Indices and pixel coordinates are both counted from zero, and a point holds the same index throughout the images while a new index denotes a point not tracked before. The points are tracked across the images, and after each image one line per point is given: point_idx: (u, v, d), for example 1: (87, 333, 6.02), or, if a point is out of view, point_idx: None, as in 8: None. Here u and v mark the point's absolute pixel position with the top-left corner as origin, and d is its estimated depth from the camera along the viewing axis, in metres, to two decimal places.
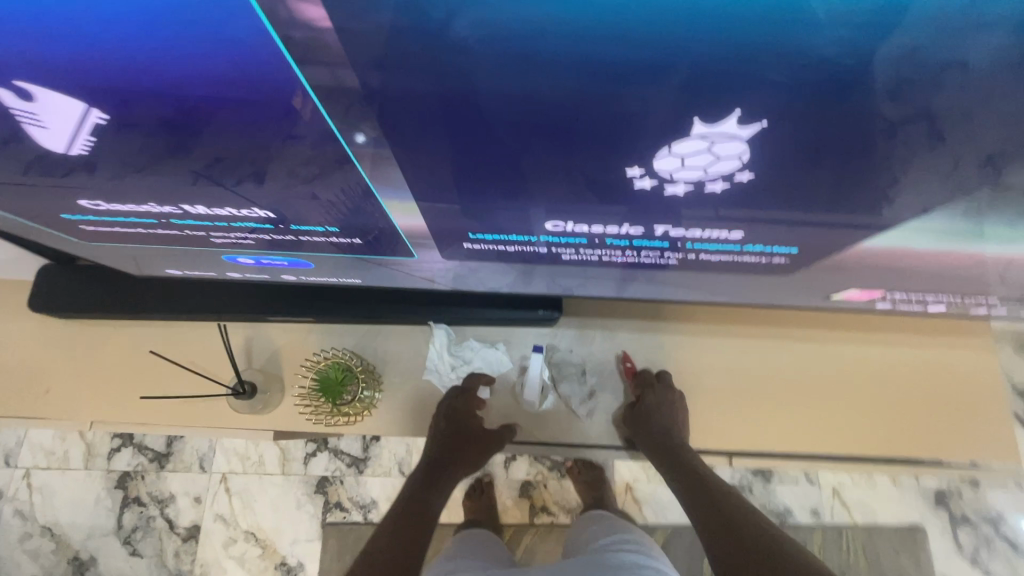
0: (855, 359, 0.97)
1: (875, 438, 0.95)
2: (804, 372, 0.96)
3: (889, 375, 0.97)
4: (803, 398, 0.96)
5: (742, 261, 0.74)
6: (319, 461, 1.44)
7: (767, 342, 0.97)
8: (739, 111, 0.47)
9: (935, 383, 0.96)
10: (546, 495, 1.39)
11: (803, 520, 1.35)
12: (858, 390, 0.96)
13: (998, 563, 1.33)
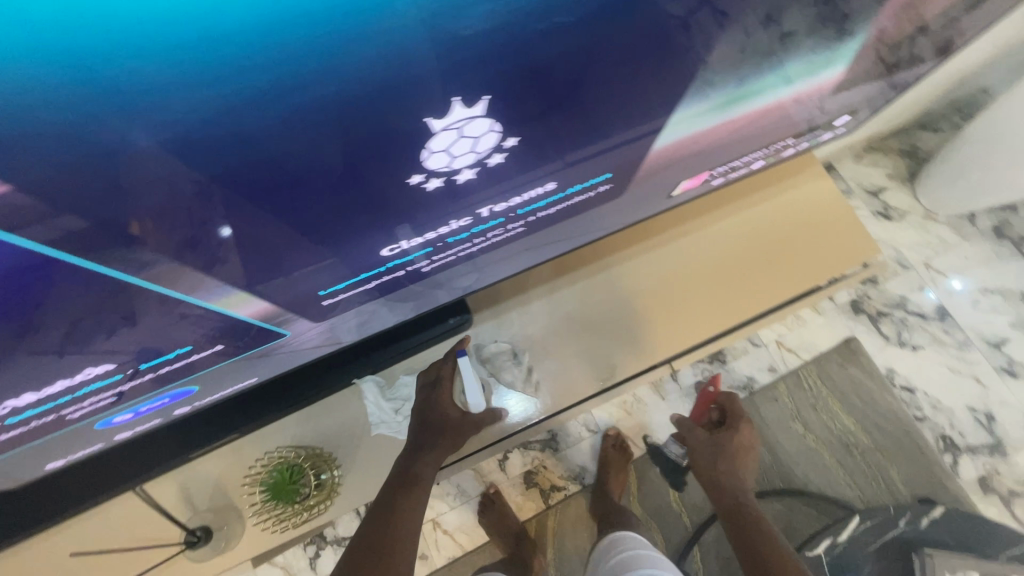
0: (721, 232, 1.05)
1: (764, 292, 1.05)
2: (688, 264, 1.03)
3: (753, 232, 1.06)
4: (696, 286, 1.03)
5: (576, 202, 0.78)
6: (326, 558, 1.37)
7: (650, 253, 1.03)
8: (456, 100, 0.49)
9: (789, 222, 1.07)
10: (548, 474, 1.42)
11: (765, 379, 1.49)
12: (735, 258, 1.05)
13: (919, 336, 1.53)
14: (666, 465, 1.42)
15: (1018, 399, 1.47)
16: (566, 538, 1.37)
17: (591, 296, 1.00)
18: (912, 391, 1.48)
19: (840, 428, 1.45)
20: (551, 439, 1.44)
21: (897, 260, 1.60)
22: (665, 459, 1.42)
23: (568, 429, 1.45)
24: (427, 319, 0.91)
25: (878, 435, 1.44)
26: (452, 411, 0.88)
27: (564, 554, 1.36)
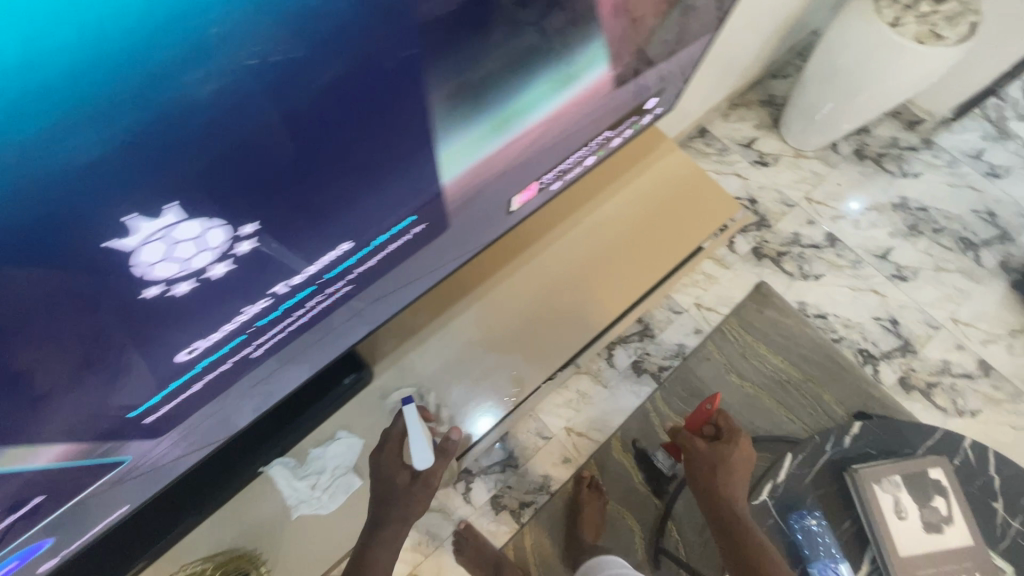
0: (570, 239, 0.93)
1: (634, 284, 0.94)
2: (570, 260, 0.92)
3: (604, 225, 0.94)
4: (562, 304, 0.91)
5: (397, 247, 0.61)
6: None
7: (505, 283, 0.89)
8: (135, 214, 0.37)
9: (637, 202, 0.96)
10: (514, 493, 1.41)
11: (694, 342, 1.55)
12: (596, 260, 0.93)
13: (818, 265, 1.63)
14: (622, 449, 1.44)
15: (912, 298, 1.59)
16: (546, 550, 1.35)
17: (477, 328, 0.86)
18: (824, 316, 1.58)
19: (772, 368, 1.51)
20: (508, 457, 1.43)
21: (782, 200, 1.71)
22: (620, 444, 1.44)
23: (522, 444, 1.44)
24: (310, 392, 0.78)
25: (805, 365, 1.52)
26: (398, 475, 0.75)
27: (548, 566, 1.34)
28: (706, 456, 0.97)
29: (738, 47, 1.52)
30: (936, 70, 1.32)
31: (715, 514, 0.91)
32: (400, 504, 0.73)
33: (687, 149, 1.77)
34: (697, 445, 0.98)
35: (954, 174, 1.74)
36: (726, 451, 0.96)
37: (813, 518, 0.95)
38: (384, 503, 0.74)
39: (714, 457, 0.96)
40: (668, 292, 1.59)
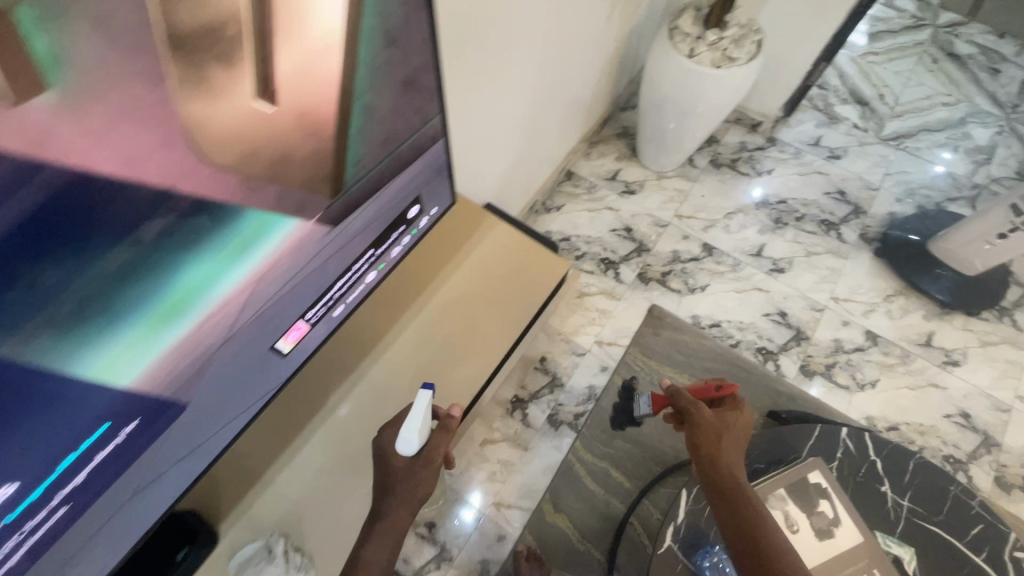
0: (414, 324, 0.99)
1: (484, 355, 1.00)
2: (425, 340, 0.98)
3: (445, 305, 1.01)
4: (413, 389, 0.94)
5: (119, 450, 0.50)
6: None
7: (352, 381, 0.92)
8: None
9: (473, 280, 1.05)
10: None
11: (602, 381, 1.55)
12: (441, 340, 0.99)
13: (701, 276, 1.68)
14: (555, 511, 1.39)
15: (794, 287, 1.66)
16: None
17: (342, 430, 0.88)
18: (719, 324, 1.62)
19: (683, 390, 1.51)
20: (441, 553, 1.35)
21: (656, 222, 1.78)
22: (550, 505, 1.39)
23: (453, 534, 1.37)
24: None
25: (712, 375, 1.53)
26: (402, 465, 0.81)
27: None
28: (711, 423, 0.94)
29: (571, 97, 1.60)
30: (741, 89, 1.44)
31: (718, 481, 0.89)
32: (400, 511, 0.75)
33: (557, 195, 1.83)
34: (702, 411, 0.95)
35: (802, 164, 1.87)
36: (730, 418, 0.96)
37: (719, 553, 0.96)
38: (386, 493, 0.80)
39: (717, 425, 0.94)
40: (568, 336, 1.60)
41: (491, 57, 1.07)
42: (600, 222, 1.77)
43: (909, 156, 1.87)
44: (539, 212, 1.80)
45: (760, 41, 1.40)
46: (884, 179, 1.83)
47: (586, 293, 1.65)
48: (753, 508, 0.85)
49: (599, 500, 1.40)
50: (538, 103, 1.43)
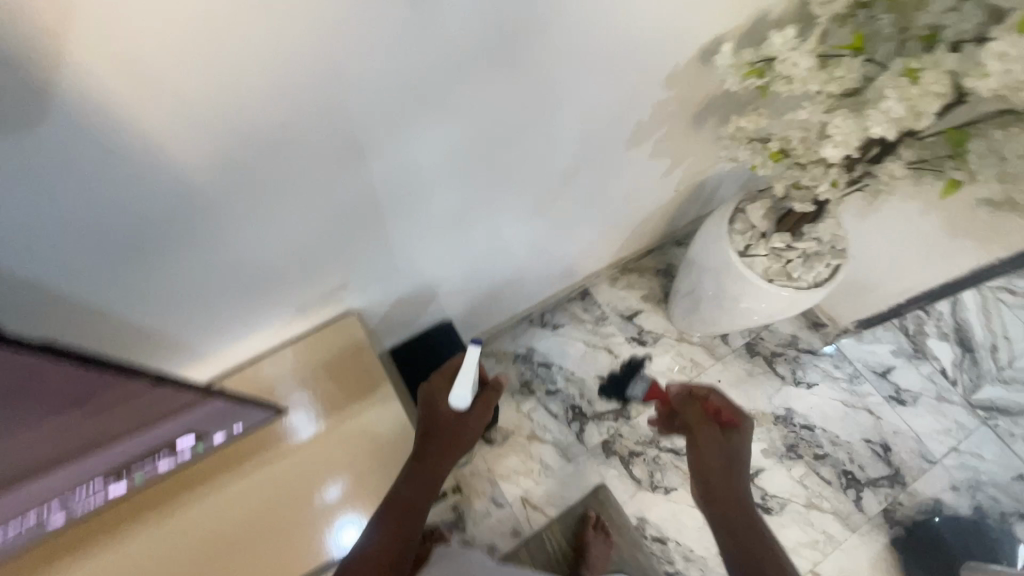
0: (254, 472, 0.87)
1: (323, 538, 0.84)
2: (259, 493, 0.86)
3: (298, 463, 0.88)
4: (217, 550, 0.82)
5: None
6: None
7: (158, 511, 0.83)
8: None
9: (342, 445, 0.89)
10: None
11: (507, 546, 1.35)
12: (272, 505, 0.85)
13: (673, 476, 1.41)
14: None
15: None
16: None
17: (128, 556, 0.80)
18: (664, 541, 1.36)
19: None
20: None
21: None
22: None
23: None
24: None
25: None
26: (448, 409, 0.86)
27: None
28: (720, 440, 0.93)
29: (609, 235, 1.35)
30: (796, 309, 1.17)
31: (724, 509, 0.86)
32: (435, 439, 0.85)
33: (562, 310, 1.60)
34: (703, 420, 0.97)
35: (854, 392, 1.53)
36: (733, 447, 0.92)
37: None
38: (431, 434, 0.85)
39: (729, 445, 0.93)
40: (496, 476, 1.40)
41: (457, 211, 0.88)
42: (592, 362, 1.53)
43: (993, 438, 1.49)
44: (532, 322, 1.57)
45: (837, 266, 1.12)
46: (948, 454, 1.46)
47: (537, 438, 1.44)
48: (759, 537, 0.81)
49: None
50: (554, 241, 1.20)
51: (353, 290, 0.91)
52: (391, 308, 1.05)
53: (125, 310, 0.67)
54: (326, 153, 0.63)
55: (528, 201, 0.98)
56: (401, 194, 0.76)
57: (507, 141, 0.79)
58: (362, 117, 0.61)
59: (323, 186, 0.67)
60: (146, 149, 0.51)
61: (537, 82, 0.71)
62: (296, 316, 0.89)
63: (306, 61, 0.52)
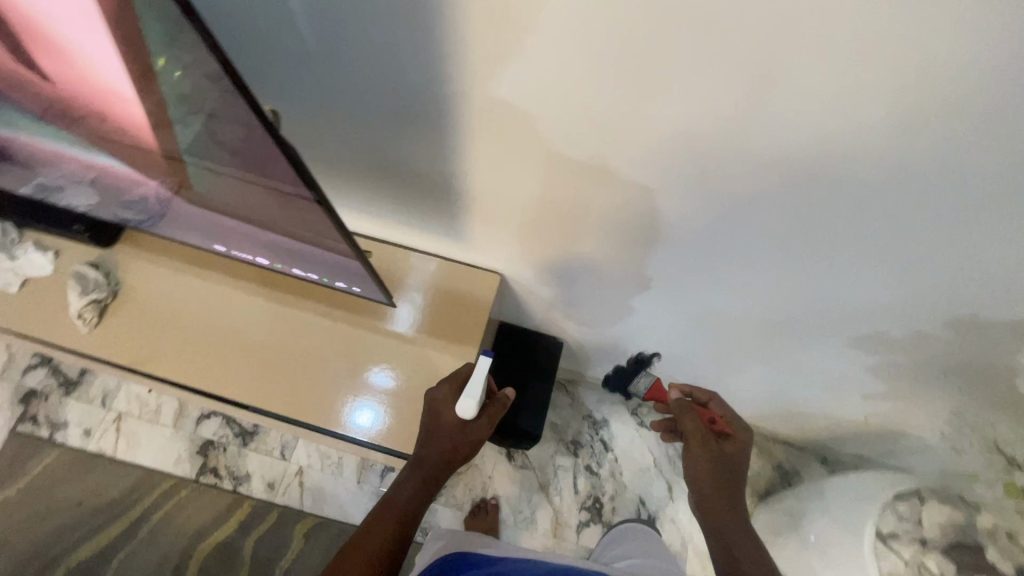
0: (338, 326, 0.97)
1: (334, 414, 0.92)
2: (327, 341, 0.96)
3: (367, 347, 0.96)
4: (271, 352, 0.95)
5: (34, 156, 0.71)
6: (36, 375, 1.43)
7: (270, 293, 0.99)
8: None
9: (401, 365, 0.95)
10: (220, 457, 1.39)
11: None
12: (326, 359, 0.95)
13: None
14: (299, 535, 1.33)
15: None
16: (173, 519, 1.33)
17: (230, 303, 0.97)
18: None
19: None
20: (250, 432, 1.41)
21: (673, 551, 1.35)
22: (305, 528, 1.34)
23: (267, 437, 1.42)
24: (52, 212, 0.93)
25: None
26: (450, 423, 0.84)
27: (158, 531, 1.32)
28: (714, 449, 0.85)
29: (756, 397, 1.19)
30: None
31: (722, 508, 0.84)
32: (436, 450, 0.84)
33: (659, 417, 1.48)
34: (700, 426, 0.85)
35: None
36: (724, 453, 0.86)
37: None
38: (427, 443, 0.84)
39: (720, 456, 0.85)
40: (489, 486, 1.39)
41: (642, 270, 0.84)
42: (644, 480, 1.41)
43: None
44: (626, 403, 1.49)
45: None
46: None
47: (546, 490, 1.39)
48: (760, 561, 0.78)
49: None
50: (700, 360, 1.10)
51: (509, 256, 0.94)
52: (525, 291, 1.06)
53: (348, 151, 0.77)
54: (576, 154, 0.62)
55: (709, 309, 0.89)
56: (607, 223, 0.74)
57: (740, 248, 0.71)
58: (628, 147, 0.59)
59: (552, 175, 0.68)
60: (456, 65, 0.55)
61: (812, 224, 0.63)
62: (455, 241, 0.94)
63: (624, 78, 0.51)
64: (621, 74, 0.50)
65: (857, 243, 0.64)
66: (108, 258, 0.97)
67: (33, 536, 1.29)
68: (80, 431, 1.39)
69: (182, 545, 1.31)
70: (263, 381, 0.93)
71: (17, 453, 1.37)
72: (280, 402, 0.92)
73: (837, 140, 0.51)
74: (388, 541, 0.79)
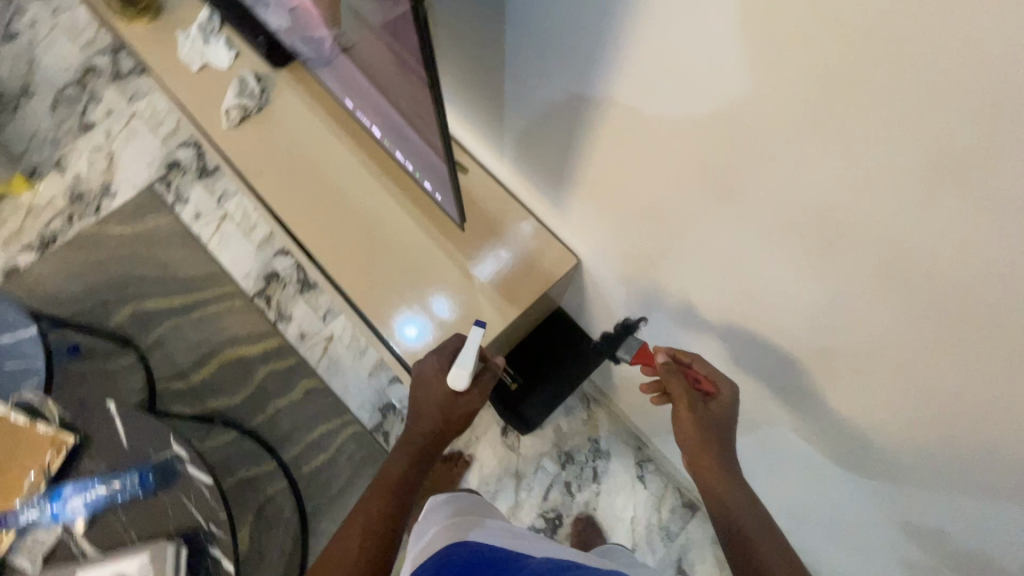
0: (414, 228, 1.00)
1: (372, 301, 0.96)
2: (399, 237, 1.00)
3: (428, 260, 0.99)
4: (350, 222, 1.01)
5: None
6: (186, 152, 1.67)
7: (375, 170, 1.04)
8: None
9: (449, 291, 0.97)
10: (278, 290, 1.54)
11: None
12: (390, 250, 0.99)
13: None
14: (303, 388, 1.45)
15: None
16: (221, 318, 1.50)
17: (340, 164, 1.04)
18: None
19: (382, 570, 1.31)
20: (310, 283, 1.55)
21: None
22: (310, 384, 1.45)
23: (320, 295, 1.54)
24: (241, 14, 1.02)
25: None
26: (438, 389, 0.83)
27: (207, 320, 1.50)
28: (699, 416, 0.74)
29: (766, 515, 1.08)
30: None
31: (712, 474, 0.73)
32: (427, 421, 0.83)
33: (660, 479, 1.39)
34: (688, 389, 0.74)
35: None
36: (712, 418, 0.75)
37: (126, 523, 0.89)
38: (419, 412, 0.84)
39: (706, 421, 0.74)
40: (473, 444, 1.41)
41: (714, 325, 0.78)
42: (612, 524, 1.36)
43: None
44: (635, 449, 1.42)
45: None
46: None
47: (520, 475, 1.39)
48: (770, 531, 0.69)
49: (297, 434, 1.40)
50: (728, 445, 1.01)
51: (595, 244, 0.90)
52: (593, 288, 1.02)
53: (499, 72, 0.77)
54: (706, 169, 0.57)
55: (763, 398, 0.81)
56: (704, 255, 0.69)
57: (828, 352, 0.63)
58: (764, 185, 0.53)
59: (672, 181, 0.63)
60: (625, 17, 0.51)
61: (924, 367, 0.53)
62: (553, 206, 0.93)
63: (797, 111, 0.45)
64: (796, 104, 0.44)
65: (966, 415, 0.53)
66: (271, 78, 1.08)
67: (125, 272, 1.52)
68: (193, 211, 1.61)
69: (217, 342, 1.48)
70: (332, 244, 1.00)
71: (144, 204, 1.60)
72: (337, 268, 0.98)
73: (1006, 290, 0.41)
74: (385, 513, 0.78)
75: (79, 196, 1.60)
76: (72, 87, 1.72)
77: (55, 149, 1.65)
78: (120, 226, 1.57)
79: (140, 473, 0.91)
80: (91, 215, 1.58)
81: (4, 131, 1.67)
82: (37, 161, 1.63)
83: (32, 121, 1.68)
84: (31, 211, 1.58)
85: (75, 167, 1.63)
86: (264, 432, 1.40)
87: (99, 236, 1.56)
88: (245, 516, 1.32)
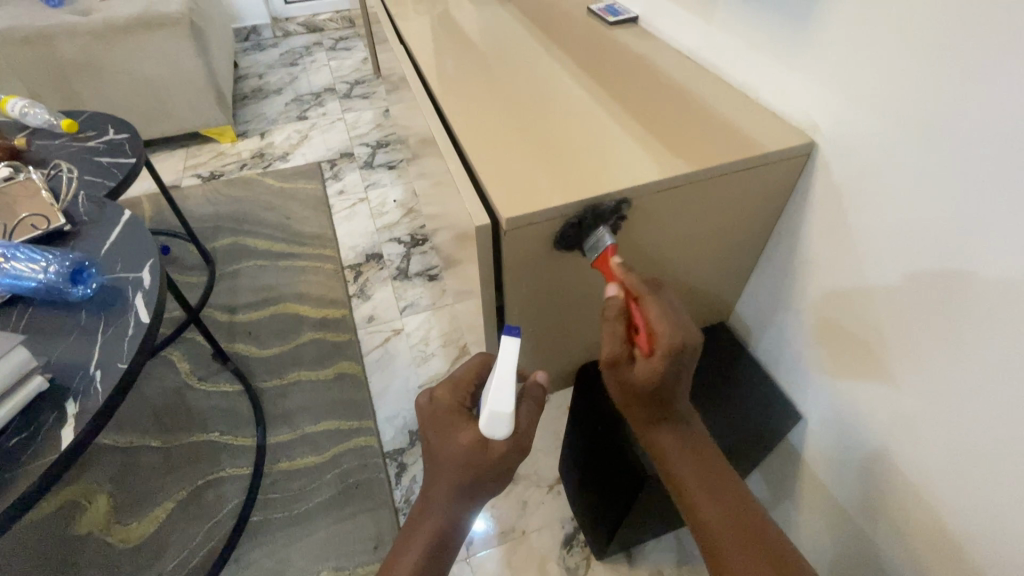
0: (557, 84, 0.71)
1: (469, 128, 0.64)
2: (536, 87, 0.71)
3: (564, 108, 0.66)
4: (482, 71, 0.76)
5: None
6: (363, 149, 1.76)
7: (533, 44, 0.82)
8: None
9: (581, 137, 0.61)
10: (373, 270, 1.35)
11: None
12: (519, 96, 0.70)
13: None
14: (337, 368, 1.12)
15: None
16: (303, 273, 1.33)
17: (497, 39, 0.85)
18: None
19: None
20: (409, 274, 1.34)
21: None
22: (348, 368, 1.12)
23: (412, 287, 1.30)
24: None
25: None
26: (461, 439, 0.46)
27: (290, 271, 1.34)
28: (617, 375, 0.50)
29: None
30: None
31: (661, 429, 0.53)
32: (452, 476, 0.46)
33: None
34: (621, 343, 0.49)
35: None
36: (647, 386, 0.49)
37: (26, 323, 0.62)
38: (433, 469, 0.47)
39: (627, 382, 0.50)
40: (511, 538, 0.90)
41: None
42: None
43: None
44: None
45: None
46: None
47: None
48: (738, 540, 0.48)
49: (300, 418, 1.04)
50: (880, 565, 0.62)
51: (850, 112, 0.51)
52: (820, 234, 0.59)
53: None
54: (930, 78, 0.44)
55: (992, 509, 0.47)
56: (885, 219, 0.50)
57: None
58: (1005, 96, 0.39)
59: (877, 96, 0.48)
60: None
61: None
62: (791, 42, 0.56)
63: None
64: None
65: None
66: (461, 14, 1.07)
67: (252, 212, 1.50)
68: (340, 187, 1.61)
69: (284, 292, 1.28)
70: (452, 81, 0.74)
71: (305, 172, 1.65)
72: (445, 98, 0.71)
73: None
74: None
75: (261, 155, 1.74)
76: (311, 95, 2.04)
77: (270, 124, 1.88)
78: (275, 180, 1.62)
79: (78, 264, 0.65)
80: (260, 168, 1.68)
81: (245, 109, 1.98)
82: (251, 129, 1.86)
83: (268, 107, 1.98)
84: (221, 154, 1.73)
85: (274, 138, 1.81)
86: (267, 399, 1.07)
87: (254, 182, 1.61)
88: (180, 488, 0.93)
